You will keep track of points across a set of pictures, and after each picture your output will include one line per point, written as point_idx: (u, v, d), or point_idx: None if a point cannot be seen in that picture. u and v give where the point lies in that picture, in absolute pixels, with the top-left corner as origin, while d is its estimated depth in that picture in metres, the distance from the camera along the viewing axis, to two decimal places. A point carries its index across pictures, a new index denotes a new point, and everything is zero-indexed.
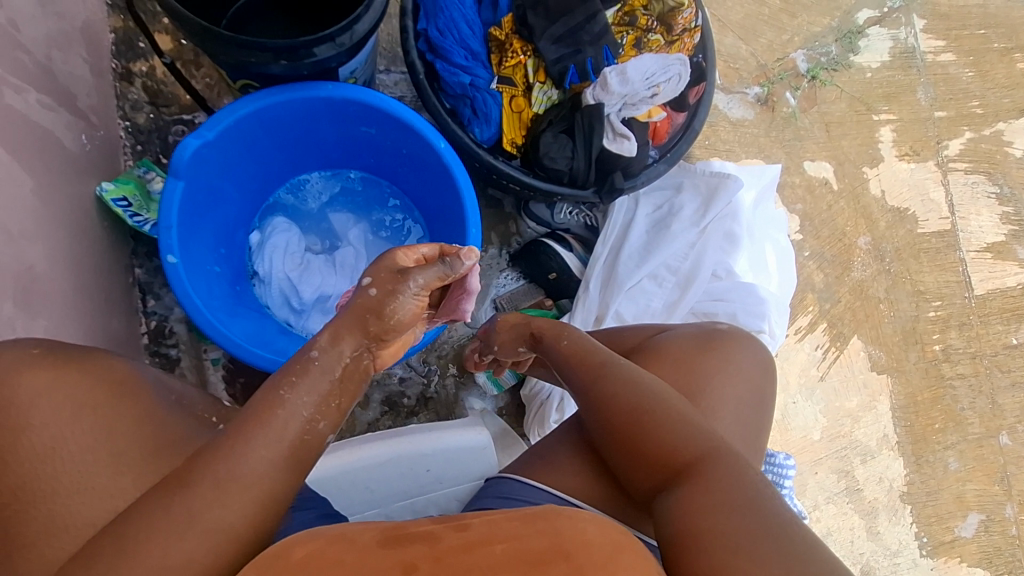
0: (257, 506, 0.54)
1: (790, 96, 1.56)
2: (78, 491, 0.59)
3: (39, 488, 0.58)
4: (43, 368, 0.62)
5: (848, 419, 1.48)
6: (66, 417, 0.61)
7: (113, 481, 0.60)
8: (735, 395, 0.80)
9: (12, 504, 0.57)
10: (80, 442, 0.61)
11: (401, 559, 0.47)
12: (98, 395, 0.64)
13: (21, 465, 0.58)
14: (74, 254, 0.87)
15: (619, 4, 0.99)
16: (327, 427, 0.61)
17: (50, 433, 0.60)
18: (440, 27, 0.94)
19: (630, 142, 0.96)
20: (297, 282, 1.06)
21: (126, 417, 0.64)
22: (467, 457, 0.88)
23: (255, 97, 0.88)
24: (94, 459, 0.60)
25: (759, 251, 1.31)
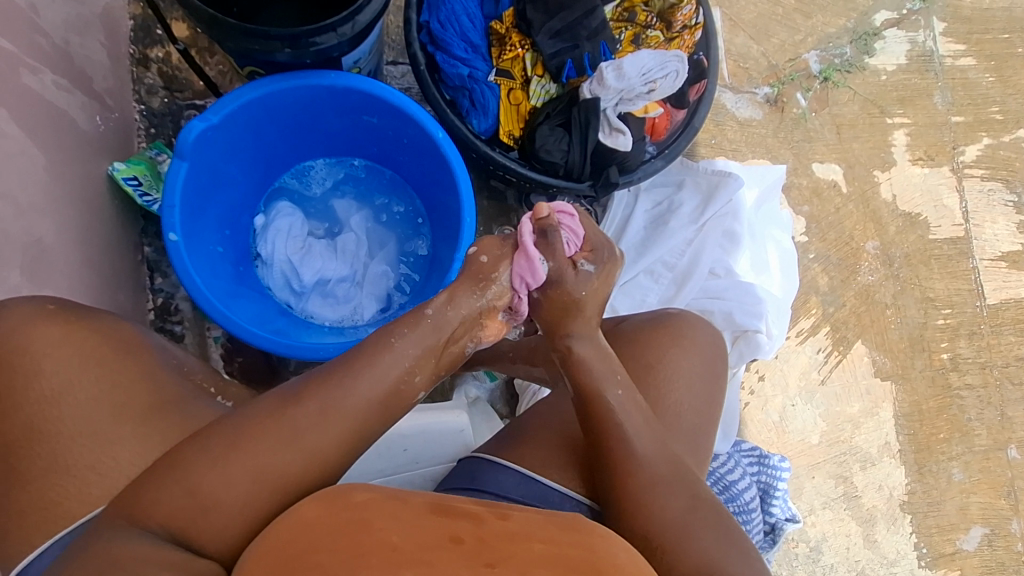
0: None
1: (801, 97, 1.54)
2: (80, 435, 0.62)
3: (44, 429, 0.62)
4: (54, 324, 0.66)
5: (849, 424, 1.46)
6: (69, 370, 0.64)
7: (106, 433, 0.63)
8: (689, 368, 0.82)
9: (15, 447, 0.61)
10: (82, 393, 0.64)
11: (448, 531, 0.52)
12: (104, 350, 0.67)
13: (31, 408, 0.62)
14: (83, 230, 0.91)
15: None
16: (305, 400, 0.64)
17: (58, 379, 0.64)
18: (441, 19, 0.95)
19: (625, 136, 0.96)
20: (298, 265, 1.11)
21: (125, 374, 0.67)
22: (445, 439, 0.90)
23: (261, 83, 0.91)
24: (95, 410, 0.64)
25: (761, 251, 1.30)
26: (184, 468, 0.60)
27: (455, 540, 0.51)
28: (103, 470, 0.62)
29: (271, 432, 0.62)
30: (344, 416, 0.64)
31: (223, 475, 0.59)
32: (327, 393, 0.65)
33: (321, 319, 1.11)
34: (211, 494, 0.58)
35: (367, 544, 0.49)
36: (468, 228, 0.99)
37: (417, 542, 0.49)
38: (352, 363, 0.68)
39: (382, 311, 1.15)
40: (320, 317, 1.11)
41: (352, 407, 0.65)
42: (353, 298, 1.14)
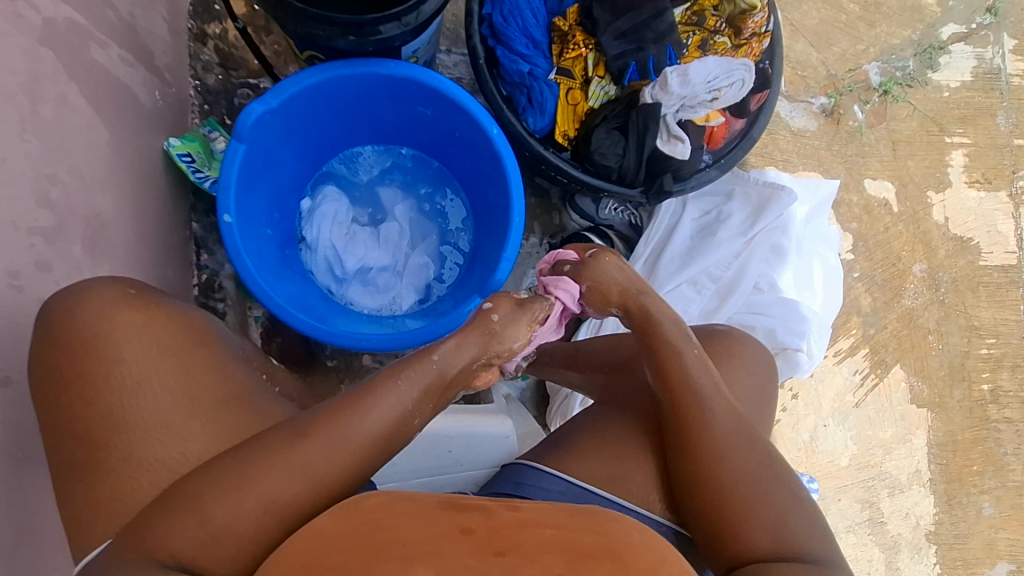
0: None
1: (858, 109, 1.49)
2: (155, 428, 0.63)
3: (121, 421, 0.63)
4: (133, 311, 0.66)
5: (880, 449, 1.43)
6: (148, 360, 0.65)
7: (180, 427, 0.64)
8: (737, 381, 0.81)
9: (93, 434, 0.62)
10: (158, 384, 0.65)
11: (458, 522, 0.51)
12: (181, 342, 0.68)
13: (110, 396, 0.63)
14: (138, 206, 0.92)
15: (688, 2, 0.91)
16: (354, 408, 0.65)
17: (137, 368, 0.64)
18: (505, 12, 0.93)
19: (683, 144, 0.94)
20: (342, 251, 1.11)
21: (197, 366, 0.67)
22: (489, 443, 0.91)
23: (320, 69, 0.91)
24: (169, 404, 0.65)
25: (806, 267, 1.27)
26: (195, 501, 0.59)
27: (466, 531, 0.50)
28: (174, 466, 0.63)
29: (282, 466, 0.60)
30: (348, 453, 0.63)
31: (234, 507, 0.58)
32: (333, 430, 0.63)
33: (362, 307, 1.11)
34: (223, 525, 0.58)
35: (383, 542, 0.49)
36: (517, 227, 0.97)
37: (427, 536, 0.49)
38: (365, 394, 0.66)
39: (420, 302, 1.15)
40: (360, 304, 1.12)
41: (355, 443, 0.63)
42: (393, 287, 1.14)
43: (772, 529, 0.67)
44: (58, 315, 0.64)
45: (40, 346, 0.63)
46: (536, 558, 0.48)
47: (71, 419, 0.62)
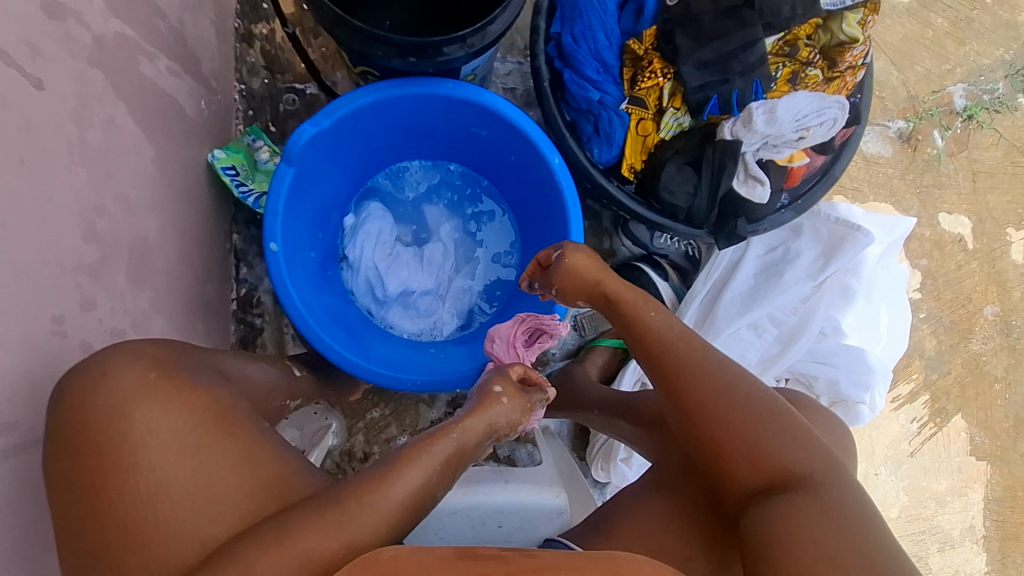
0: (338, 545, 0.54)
1: (938, 136, 1.38)
2: (176, 539, 0.53)
3: (140, 528, 0.53)
4: (158, 396, 0.58)
5: (933, 501, 1.35)
6: (169, 457, 0.56)
7: (205, 537, 0.54)
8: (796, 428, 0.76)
9: (107, 549, 0.53)
10: (182, 485, 0.55)
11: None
12: (204, 432, 0.58)
13: (125, 502, 0.54)
14: (181, 224, 0.89)
15: (783, 31, 0.80)
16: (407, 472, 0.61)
17: (156, 468, 0.55)
18: (576, 33, 0.85)
19: (762, 187, 0.87)
20: (384, 273, 1.06)
21: (225, 457, 0.58)
22: (541, 518, 0.84)
23: (374, 88, 0.85)
24: (192, 509, 0.55)
25: (873, 310, 1.19)
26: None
27: None
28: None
29: (320, 520, 0.55)
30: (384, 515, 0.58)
31: (272, 563, 0.51)
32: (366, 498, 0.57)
33: (402, 331, 1.07)
34: None
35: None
36: None
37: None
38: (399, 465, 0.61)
39: (462, 328, 1.10)
40: (400, 328, 1.08)
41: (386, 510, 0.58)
42: (435, 311, 1.09)
43: (758, 464, 0.66)
44: (71, 407, 0.55)
45: (51, 442, 0.55)
46: None
47: (88, 533, 0.53)
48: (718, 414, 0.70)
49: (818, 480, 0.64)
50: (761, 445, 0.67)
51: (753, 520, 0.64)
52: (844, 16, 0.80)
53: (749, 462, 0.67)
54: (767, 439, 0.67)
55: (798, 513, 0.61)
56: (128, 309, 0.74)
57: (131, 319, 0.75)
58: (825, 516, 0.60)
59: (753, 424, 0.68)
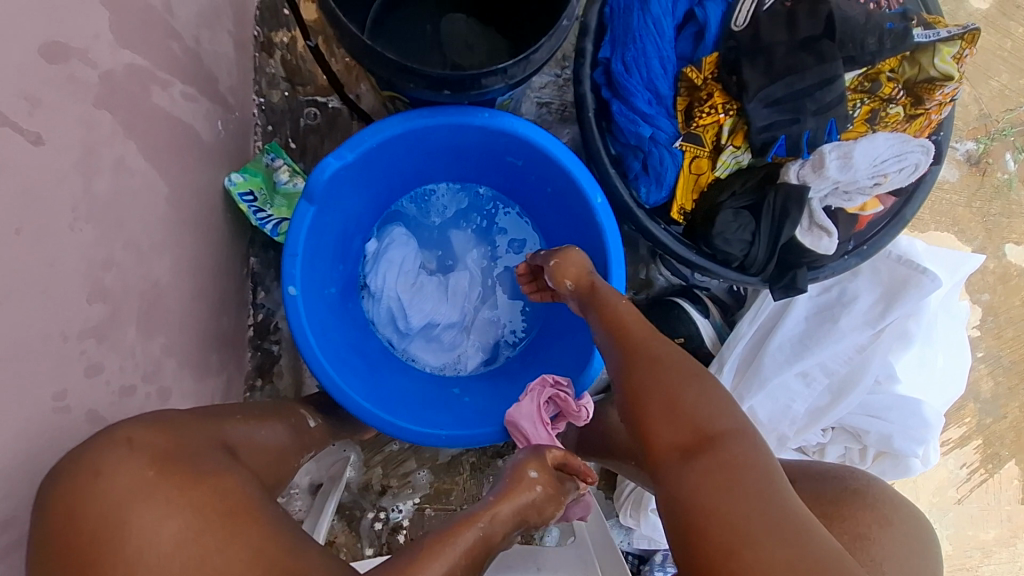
0: None
1: (1011, 159, 1.25)
2: None
3: None
4: (152, 494, 0.51)
5: (978, 551, 1.27)
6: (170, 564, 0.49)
7: None
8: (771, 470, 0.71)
9: None
10: None
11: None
12: (208, 520, 0.52)
13: None
14: (196, 258, 0.84)
15: (863, 66, 0.72)
16: (432, 566, 0.56)
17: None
18: (628, 60, 0.76)
19: (830, 238, 0.79)
20: (407, 305, 1.00)
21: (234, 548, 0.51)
22: None
23: (404, 119, 0.77)
24: None
25: (929, 353, 1.10)
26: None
27: None
28: None
29: None
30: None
31: None
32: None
33: (424, 366, 1.01)
34: None
35: None
36: None
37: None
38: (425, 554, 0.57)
39: (487, 362, 1.04)
40: (423, 362, 1.02)
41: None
42: (459, 345, 1.03)
43: (679, 426, 0.65)
44: (57, 521, 0.50)
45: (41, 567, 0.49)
46: None
47: None
48: (643, 376, 0.69)
49: (729, 440, 0.63)
50: (684, 410, 0.65)
51: (666, 484, 0.63)
52: (937, 48, 0.70)
53: (663, 423, 0.66)
54: (690, 403, 0.66)
55: (704, 475, 0.60)
56: (138, 361, 0.69)
57: (140, 370, 0.70)
58: (731, 481, 0.59)
59: (672, 385, 0.67)
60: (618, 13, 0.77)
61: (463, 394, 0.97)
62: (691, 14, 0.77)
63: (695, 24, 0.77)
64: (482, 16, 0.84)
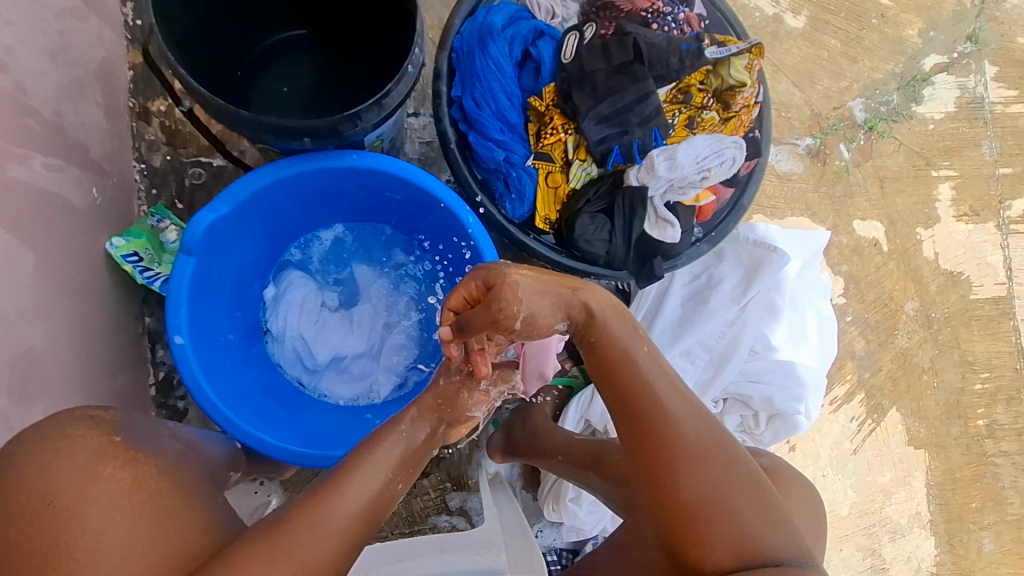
0: None
1: (844, 148, 1.45)
2: None
3: None
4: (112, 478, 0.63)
5: (880, 495, 1.42)
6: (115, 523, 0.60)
7: None
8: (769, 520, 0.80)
9: None
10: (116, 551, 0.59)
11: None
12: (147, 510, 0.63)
13: None
14: (78, 321, 0.85)
15: (674, 80, 0.86)
16: (396, 484, 0.72)
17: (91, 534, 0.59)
18: (476, 96, 0.87)
19: (673, 228, 0.90)
20: (312, 342, 1.05)
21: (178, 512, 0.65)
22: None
23: (276, 167, 0.84)
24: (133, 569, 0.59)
25: (799, 318, 1.25)
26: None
27: None
28: None
29: (261, 549, 0.61)
30: (337, 531, 0.64)
31: None
32: (313, 514, 0.64)
33: (337, 397, 1.05)
34: None
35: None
36: None
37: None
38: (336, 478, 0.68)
39: (399, 388, 1.07)
40: (335, 396, 1.05)
41: (343, 521, 0.65)
42: (370, 373, 1.07)
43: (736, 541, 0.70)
44: None
45: None
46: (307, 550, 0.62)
47: None
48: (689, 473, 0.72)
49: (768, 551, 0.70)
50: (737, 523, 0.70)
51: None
52: (731, 62, 0.85)
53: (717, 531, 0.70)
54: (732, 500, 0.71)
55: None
56: (13, 428, 0.70)
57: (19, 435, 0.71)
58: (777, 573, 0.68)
59: (715, 488, 0.71)
60: (463, 57, 0.88)
61: (374, 418, 1.01)
62: (527, 53, 0.89)
63: (533, 60, 0.89)
64: (338, 58, 0.99)
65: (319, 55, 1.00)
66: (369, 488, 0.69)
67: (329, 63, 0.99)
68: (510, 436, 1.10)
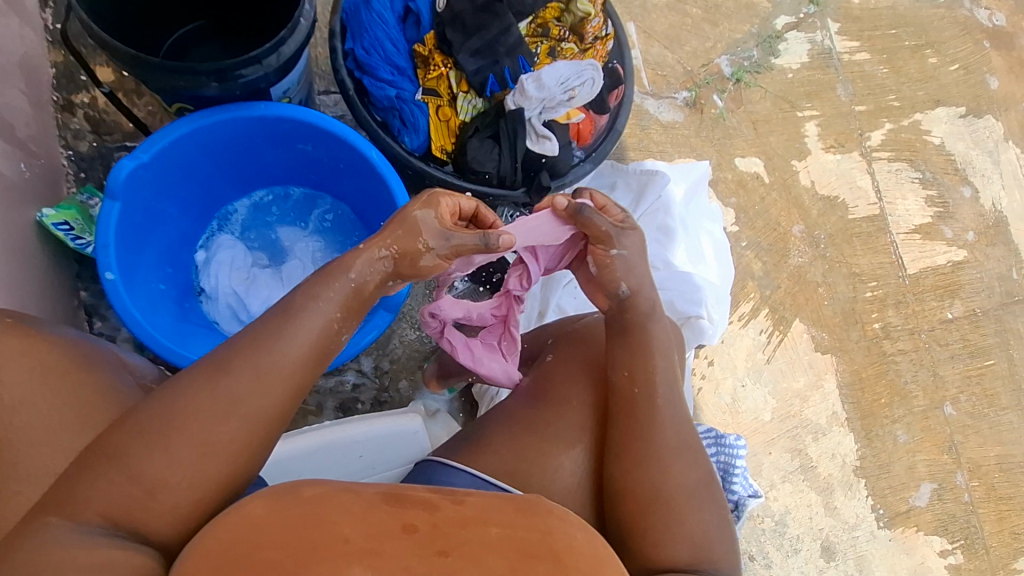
0: (219, 462, 0.67)
1: (717, 98, 1.65)
2: (93, 462, 0.65)
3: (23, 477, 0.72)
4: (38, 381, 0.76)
5: (797, 398, 1.56)
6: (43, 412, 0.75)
7: (111, 452, 0.66)
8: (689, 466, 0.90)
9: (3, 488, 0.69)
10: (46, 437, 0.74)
11: (402, 520, 0.57)
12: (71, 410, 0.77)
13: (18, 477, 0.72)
14: (12, 278, 0.94)
15: (531, 17, 1.09)
16: (343, 331, 0.79)
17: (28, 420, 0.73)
18: (365, 46, 1.03)
19: (551, 142, 1.04)
20: (244, 296, 1.12)
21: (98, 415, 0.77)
22: (398, 444, 1.06)
23: (190, 119, 0.97)
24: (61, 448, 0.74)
25: (695, 242, 1.38)
26: (110, 467, 0.65)
27: (409, 528, 0.56)
28: (135, 478, 0.65)
29: (203, 398, 0.68)
30: (281, 375, 0.72)
31: (169, 453, 0.66)
32: (259, 359, 0.71)
33: None
34: (158, 475, 0.65)
35: (194, 423, 0.67)
36: None
37: (368, 533, 0.55)
38: (279, 325, 0.74)
39: None
40: None
41: (286, 366, 0.72)
42: None
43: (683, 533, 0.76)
44: None
45: None
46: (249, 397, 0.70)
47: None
48: (655, 464, 0.80)
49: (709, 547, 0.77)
50: (680, 508, 0.77)
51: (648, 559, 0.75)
52: None
53: (667, 515, 0.77)
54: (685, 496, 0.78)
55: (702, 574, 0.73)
56: None
57: None
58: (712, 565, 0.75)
59: (673, 479, 0.79)
60: (351, 15, 1.04)
61: None
62: (408, 8, 1.07)
63: (413, 14, 1.07)
64: (245, 35, 1.11)
65: (229, 35, 1.13)
66: (316, 332, 0.76)
67: (239, 40, 1.12)
68: (441, 363, 1.17)
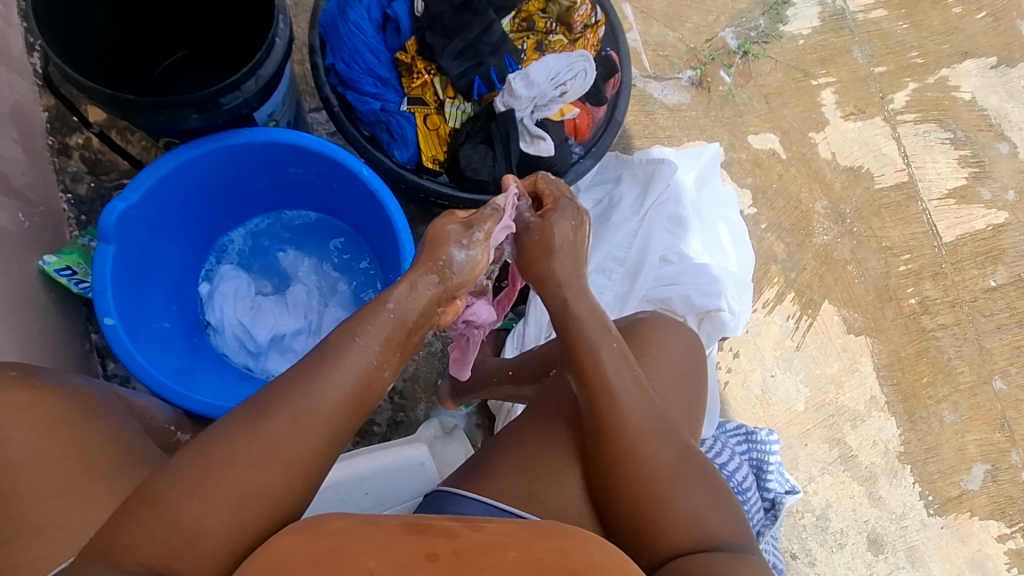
0: (255, 516, 0.64)
1: (724, 74, 1.56)
2: (131, 513, 0.63)
3: None
4: None
5: (832, 385, 1.48)
6: None
7: (149, 505, 0.63)
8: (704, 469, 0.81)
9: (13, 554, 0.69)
10: None
11: (425, 547, 0.54)
12: None
13: None
14: (20, 332, 0.94)
15: (514, 12, 1.04)
16: (384, 369, 0.74)
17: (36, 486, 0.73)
18: (345, 59, 0.98)
19: (546, 142, 0.99)
20: (250, 326, 1.10)
21: None
22: (405, 475, 1.04)
23: (175, 153, 0.94)
24: None
25: (712, 230, 1.30)
26: (147, 517, 0.62)
27: (431, 556, 0.53)
28: (177, 530, 0.62)
29: (239, 443, 0.66)
30: (319, 418, 0.68)
31: (205, 505, 0.63)
32: (296, 400, 0.68)
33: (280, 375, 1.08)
34: (192, 526, 0.62)
35: (228, 470, 0.64)
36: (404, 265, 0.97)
37: (389, 563, 0.52)
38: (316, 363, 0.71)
39: None
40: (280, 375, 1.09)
41: (326, 405, 0.69)
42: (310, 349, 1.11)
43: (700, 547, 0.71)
44: None
45: None
46: (284, 442, 0.66)
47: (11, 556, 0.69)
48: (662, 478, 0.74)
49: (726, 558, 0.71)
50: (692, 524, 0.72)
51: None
52: None
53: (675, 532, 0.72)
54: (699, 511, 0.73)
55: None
56: None
57: None
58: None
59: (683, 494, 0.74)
60: (328, 27, 1.00)
61: None
62: (386, 15, 1.03)
63: (392, 21, 1.02)
64: (229, 56, 1.08)
65: (214, 58, 1.10)
66: (354, 371, 0.72)
67: (223, 64, 1.09)
68: (455, 381, 1.13)
